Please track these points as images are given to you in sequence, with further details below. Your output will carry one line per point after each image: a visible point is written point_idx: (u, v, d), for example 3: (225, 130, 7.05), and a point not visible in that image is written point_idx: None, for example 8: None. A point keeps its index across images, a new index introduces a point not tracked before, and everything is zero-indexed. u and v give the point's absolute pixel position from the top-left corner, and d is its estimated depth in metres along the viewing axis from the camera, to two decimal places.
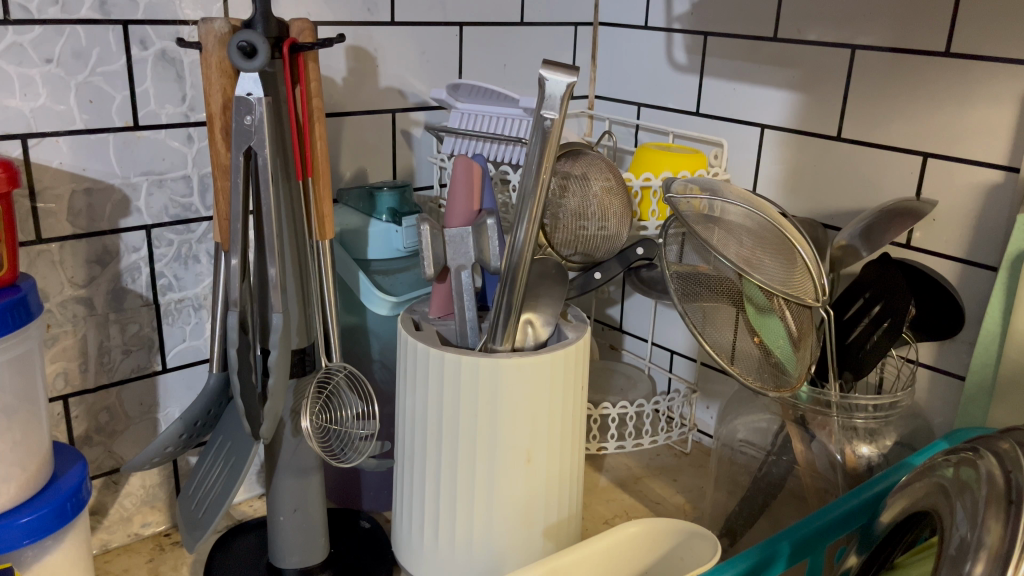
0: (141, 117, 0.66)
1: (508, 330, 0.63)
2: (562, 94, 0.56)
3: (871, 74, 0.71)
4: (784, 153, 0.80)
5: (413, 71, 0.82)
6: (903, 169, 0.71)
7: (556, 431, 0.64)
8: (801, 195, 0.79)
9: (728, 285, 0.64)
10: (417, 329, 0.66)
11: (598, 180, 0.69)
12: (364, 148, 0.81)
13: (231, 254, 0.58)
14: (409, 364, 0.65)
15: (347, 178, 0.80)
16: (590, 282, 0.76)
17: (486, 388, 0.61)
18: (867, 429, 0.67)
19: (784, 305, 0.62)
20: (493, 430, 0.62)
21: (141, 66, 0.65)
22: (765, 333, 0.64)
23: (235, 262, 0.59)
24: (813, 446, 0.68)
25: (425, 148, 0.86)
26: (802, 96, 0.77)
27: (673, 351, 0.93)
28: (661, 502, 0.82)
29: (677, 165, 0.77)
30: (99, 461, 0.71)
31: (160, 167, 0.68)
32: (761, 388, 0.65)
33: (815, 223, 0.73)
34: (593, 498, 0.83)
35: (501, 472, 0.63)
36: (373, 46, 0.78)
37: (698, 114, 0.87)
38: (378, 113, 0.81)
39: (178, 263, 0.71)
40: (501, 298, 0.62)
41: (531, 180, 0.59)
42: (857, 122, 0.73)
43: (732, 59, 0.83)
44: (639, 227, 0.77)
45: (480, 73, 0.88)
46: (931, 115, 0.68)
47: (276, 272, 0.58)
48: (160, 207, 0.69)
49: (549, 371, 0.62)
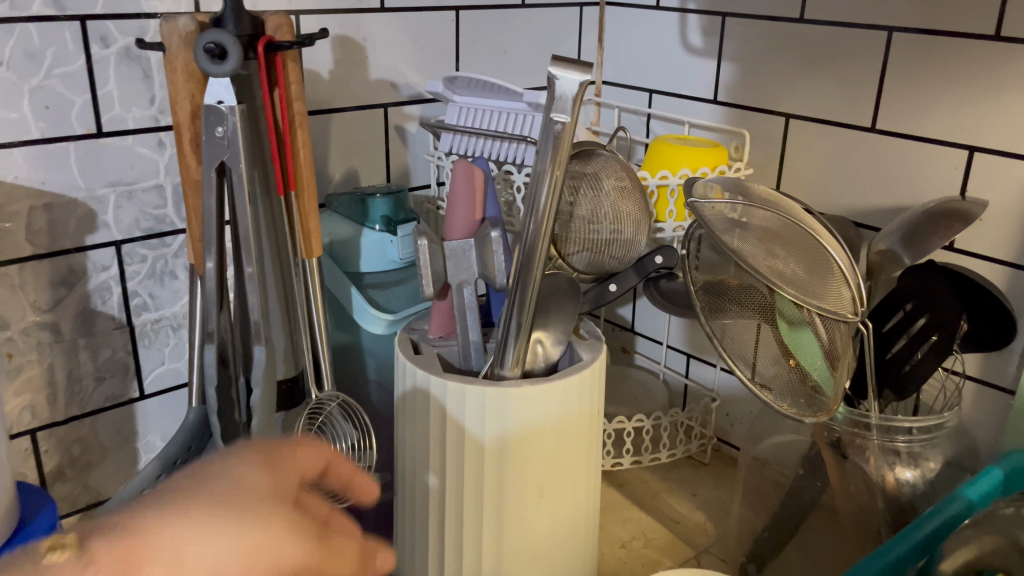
0: (105, 123, 0.60)
1: (517, 352, 0.57)
2: (574, 95, 0.50)
3: (910, 59, 0.65)
4: (812, 144, 0.73)
5: (406, 61, 0.75)
6: (946, 162, 0.64)
7: (570, 463, 0.59)
8: (829, 192, 0.73)
9: (759, 297, 0.59)
10: (416, 353, 0.60)
11: (609, 179, 0.64)
12: (355, 146, 0.74)
13: (206, 258, 0.51)
14: (409, 393, 0.59)
15: (337, 180, 0.74)
16: (605, 295, 0.67)
17: (493, 420, 0.55)
18: (910, 452, 0.61)
19: (816, 315, 0.57)
20: (500, 465, 0.56)
21: (103, 66, 0.59)
22: (800, 353, 0.59)
23: (211, 266, 0.51)
24: (848, 470, 0.62)
25: (420, 143, 0.79)
26: (830, 83, 0.71)
27: (689, 355, 0.87)
28: (680, 521, 0.77)
29: (695, 161, 0.70)
30: (73, 497, 0.66)
31: (129, 176, 0.62)
32: (798, 415, 0.59)
33: (846, 222, 0.68)
34: (608, 518, 0.77)
35: (511, 511, 0.57)
36: (362, 35, 0.72)
37: (715, 102, 0.81)
38: (370, 107, 0.74)
39: (152, 281, 0.65)
40: (508, 319, 0.57)
41: (545, 188, 0.53)
42: (894, 112, 0.67)
43: (752, 42, 0.76)
44: (656, 230, 0.70)
45: (479, 62, 0.81)
46: (978, 105, 0.62)
47: (254, 272, 0.52)
48: (130, 221, 0.63)
49: (563, 397, 0.57)
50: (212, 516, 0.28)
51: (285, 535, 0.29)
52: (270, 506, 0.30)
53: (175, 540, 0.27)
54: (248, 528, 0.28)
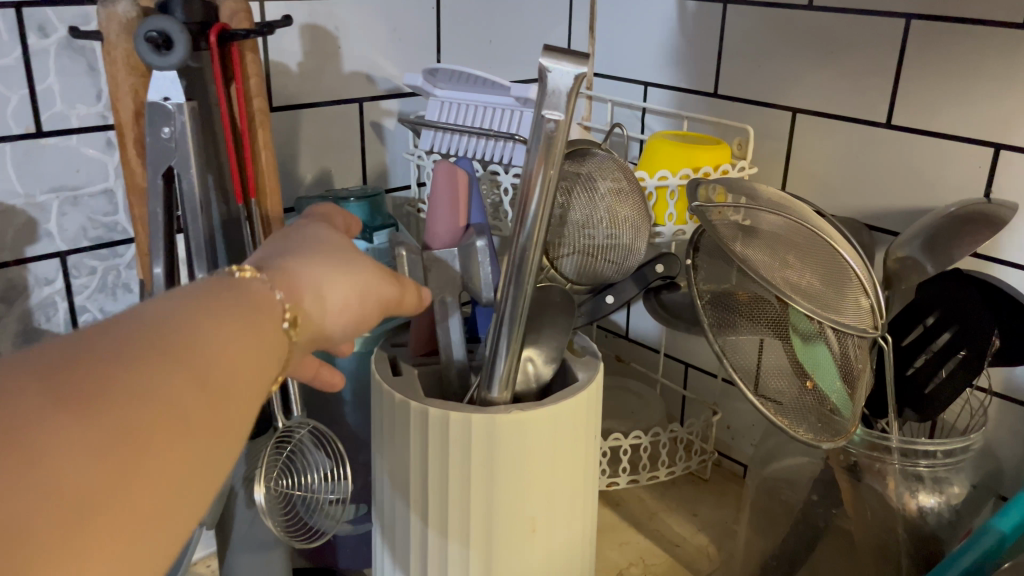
0: (46, 122, 0.54)
1: (506, 374, 0.51)
2: (569, 90, 0.45)
3: (930, 48, 0.60)
4: (821, 140, 0.68)
5: (383, 52, 0.70)
6: (968, 160, 0.59)
7: (565, 493, 0.54)
8: (839, 192, 0.68)
9: (771, 310, 0.54)
10: (395, 374, 0.55)
11: (606, 181, 0.58)
12: (328, 145, 0.68)
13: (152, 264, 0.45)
14: (387, 418, 0.53)
15: (309, 181, 0.68)
16: (602, 307, 0.63)
17: (480, 448, 0.50)
18: (933, 477, 0.56)
19: (829, 327, 0.52)
20: (489, 497, 0.51)
21: (41, 58, 0.53)
22: (816, 371, 0.54)
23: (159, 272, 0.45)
24: (865, 495, 0.58)
25: (399, 141, 0.73)
26: (841, 74, 0.65)
27: (687, 365, 0.82)
28: (681, 544, 0.72)
29: (697, 160, 0.65)
30: None
31: (74, 181, 0.56)
32: (814, 440, 0.54)
33: (859, 225, 0.63)
34: (604, 542, 0.72)
35: (500, 547, 0.52)
36: (334, 24, 0.66)
37: (715, 95, 0.75)
38: (343, 102, 0.68)
39: (103, 295, 0.59)
40: (495, 337, 0.51)
41: (537, 194, 0.48)
42: (912, 106, 0.62)
43: (756, 31, 0.71)
44: (654, 234, 0.65)
45: (462, 53, 0.76)
46: (1006, 98, 0.57)
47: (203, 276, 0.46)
48: (77, 230, 0.57)
49: (558, 422, 0.51)
50: (329, 261, 0.38)
51: (370, 268, 0.39)
52: (358, 259, 0.40)
53: (314, 277, 0.37)
54: (360, 263, 0.40)
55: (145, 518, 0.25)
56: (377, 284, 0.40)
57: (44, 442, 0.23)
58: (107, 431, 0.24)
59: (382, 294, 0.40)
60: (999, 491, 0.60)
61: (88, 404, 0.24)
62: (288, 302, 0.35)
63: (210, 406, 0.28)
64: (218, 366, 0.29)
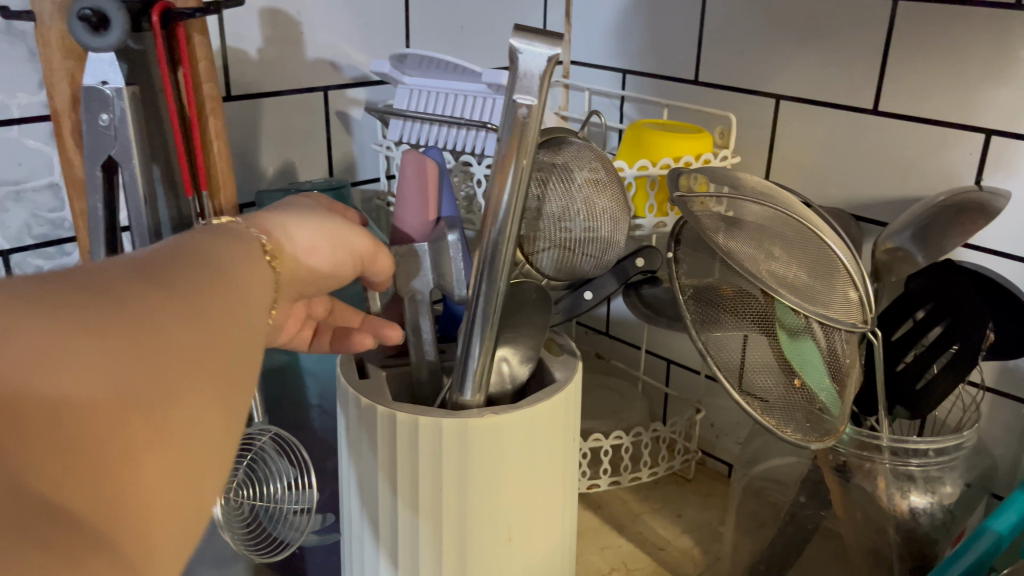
0: None
1: (477, 375, 0.48)
2: (542, 73, 0.42)
3: (918, 31, 0.57)
4: (805, 128, 0.66)
5: (348, 38, 0.66)
6: (959, 147, 0.57)
7: (541, 500, 0.51)
8: (825, 182, 0.65)
9: (756, 305, 0.52)
10: (362, 376, 0.52)
11: (582, 172, 0.55)
12: (291, 136, 0.65)
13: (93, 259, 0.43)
14: (354, 423, 0.50)
15: (272, 174, 0.65)
16: (580, 303, 0.60)
17: (451, 455, 0.47)
18: (925, 477, 0.54)
19: (815, 321, 0.50)
20: (462, 507, 0.48)
21: None
22: (805, 369, 0.51)
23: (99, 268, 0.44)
24: (855, 496, 0.55)
25: (367, 132, 0.70)
26: (827, 60, 0.63)
27: (669, 361, 0.80)
28: (665, 547, 0.69)
29: (677, 150, 0.63)
30: None
31: (16, 175, 0.52)
32: (802, 440, 0.51)
33: (846, 216, 0.61)
34: (585, 546, 0.70)
35: (475, 558, 0.49)
36: (296, 9, 0.62)
37: (696, 83, 0.73)
38: (307, 91, 0.65)
39: None
40: (465, 337, 0.48)
41: (508, 184, 0.45)
42: (900, 91, 0.59)
43: (737, 15, 0.68)
44: (634, 226, 0.63)
45: (433, 40, 0.73)
46: (997, 82, 0.55)
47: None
48: (20, 227, 0.53)
49: (533, 426, 0.48)
50: (303, 216, 0.39)
51: (346, 223, 0.41)
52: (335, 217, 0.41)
53: (284, 224, 0.38)
54: (336, 219, 0.41)
55: (219, 400, 0.27)
56: (349, 233, 0.41)
57: (149, 311, 0.26)
58: (188, 311, 0.27)
59: (354, 247, 0.41)
60: (991, 490, 0.58)
61: (172, 290, 0.27)
62: (265, 240, 0.36)
63: (250, 320, 0.30)
64: (250, 286, 0.32)
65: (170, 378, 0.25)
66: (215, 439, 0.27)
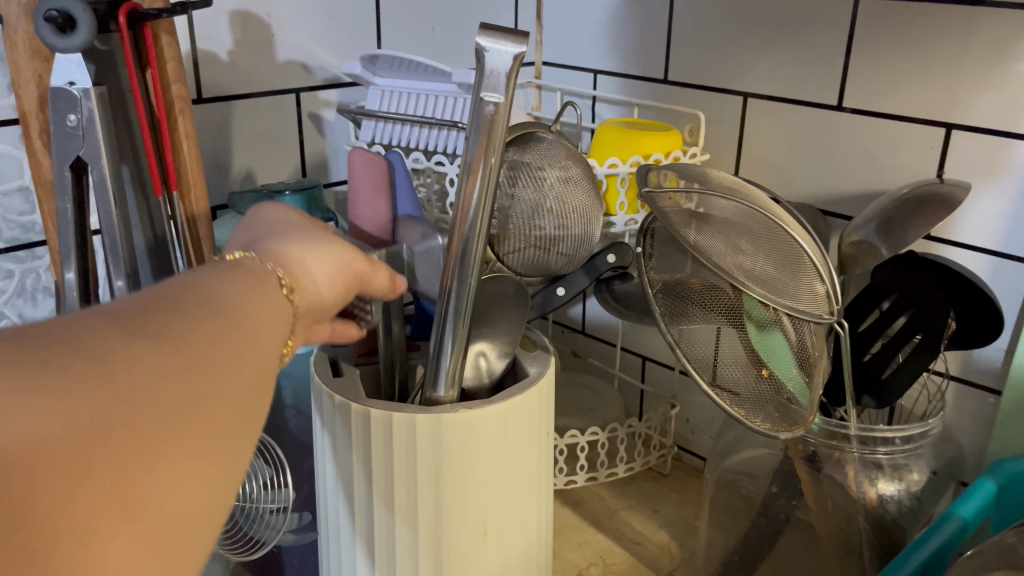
0: None
1: (451, 371, 0.49)
2: (508, 71, 0.43)
3: (879, 28, 0.59)
4: (772, 125, 0.67)
5: (320, 40, 0.67)
6: (921, 142, 0.58)
7: (515, 495, 0.51)
8: (793, 178, 0.66)
9: (724, 298, 0.53)
10: (336, 375, 0.52)
11: (553, 170, 0.56)
12: (263, 137, 0.65)
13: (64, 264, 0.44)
14: (328, 420, 0.51)
15: (245, 176, 0.65)
16: (553, 300, 0.61)
17: (425, 451, 0.48)
18: (893, 465, 0.55)
19: (785, 315, 0.50)
20: (437, 502, 0.49)
21: None
22: (772, 360, 0.52)
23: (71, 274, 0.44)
24: (826, 485, 0.56)
25: (341, 133, 0.71)
26: (792, 57, 0.64)
27: (644, 358, 0.80)
28: (641, 542, 0.70)
29: (646, 146, 0.64)
30: None
31: None
32: (772, 431, 0.53)
33: (813, 210, 0.62)
34: (563, 543, 0.70)
35: (450, 553, 0.50)
36: (266, 11, 0.63)
37: (665, 82, 0.74)
38: (279, 93, 0.66)
39: (22, 300, 0.56)
40: (439, 333, 0.48)
41: (478, 180, 0.45)
42: (864, 87, 0.60)
43: (703, 14, 0.69)
44: (606, 223, 0.64)
45: (405, 41, 0.73)
46: (956, 77, 0.56)
47: (124, 285, 0.46)
48: None
49: (506, 422, 0.49)
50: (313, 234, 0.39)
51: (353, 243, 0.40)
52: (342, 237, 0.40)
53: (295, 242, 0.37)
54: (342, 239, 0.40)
55: (192, 436, 0.25)
56: (353, 255, 0.39)
57: (116, 353, 0.24)
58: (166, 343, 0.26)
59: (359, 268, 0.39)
60: (958, 476, 0.59)
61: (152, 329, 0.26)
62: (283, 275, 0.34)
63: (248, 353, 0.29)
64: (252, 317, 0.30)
65: (138, 426, 0.24)
66: (190, 480, 0.25)
